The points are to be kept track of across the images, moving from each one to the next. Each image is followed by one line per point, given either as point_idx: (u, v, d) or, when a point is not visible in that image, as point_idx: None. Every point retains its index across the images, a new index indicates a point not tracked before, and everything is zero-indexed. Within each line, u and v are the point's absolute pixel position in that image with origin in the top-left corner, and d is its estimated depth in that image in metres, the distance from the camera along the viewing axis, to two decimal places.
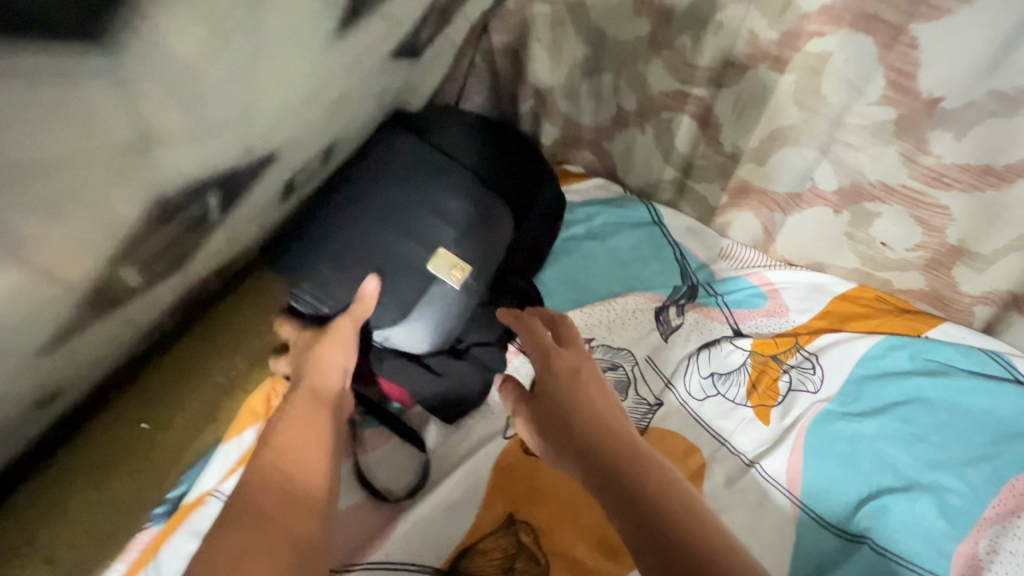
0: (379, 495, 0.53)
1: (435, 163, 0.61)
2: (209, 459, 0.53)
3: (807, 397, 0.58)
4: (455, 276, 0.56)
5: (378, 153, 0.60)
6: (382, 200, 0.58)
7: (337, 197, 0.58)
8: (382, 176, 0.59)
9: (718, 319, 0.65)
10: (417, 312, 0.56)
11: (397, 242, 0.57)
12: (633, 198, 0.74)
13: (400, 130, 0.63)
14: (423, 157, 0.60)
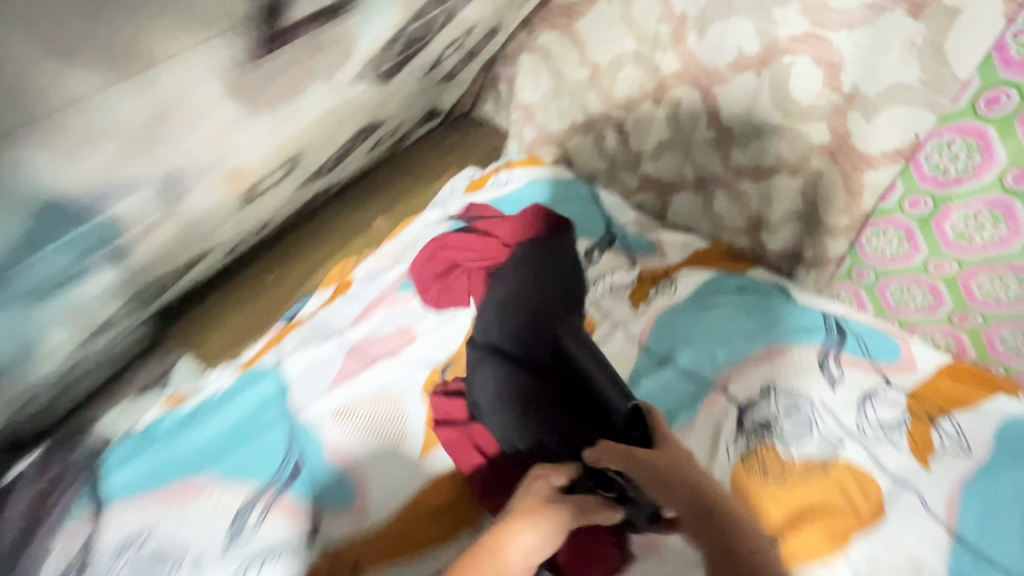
0: (405, 326, 0.92)
1: (534, 270, 0.94)
2: (309, 297, 0.95)
3: (663, 299, 0.97)
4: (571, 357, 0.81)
5: (505, 270, 0.94)
6: (501, 305, 0.90)
7: (486, 308, 0.90)
8: (507, 289, 0.92)
9: (623, 260, 1.03)
10: (521, 376, 0.82)
11: (516, 327, 0.87)
12: (582, 181, 1.12)
13: (499, 233, 0.99)
14: (526, 273, 0.93)
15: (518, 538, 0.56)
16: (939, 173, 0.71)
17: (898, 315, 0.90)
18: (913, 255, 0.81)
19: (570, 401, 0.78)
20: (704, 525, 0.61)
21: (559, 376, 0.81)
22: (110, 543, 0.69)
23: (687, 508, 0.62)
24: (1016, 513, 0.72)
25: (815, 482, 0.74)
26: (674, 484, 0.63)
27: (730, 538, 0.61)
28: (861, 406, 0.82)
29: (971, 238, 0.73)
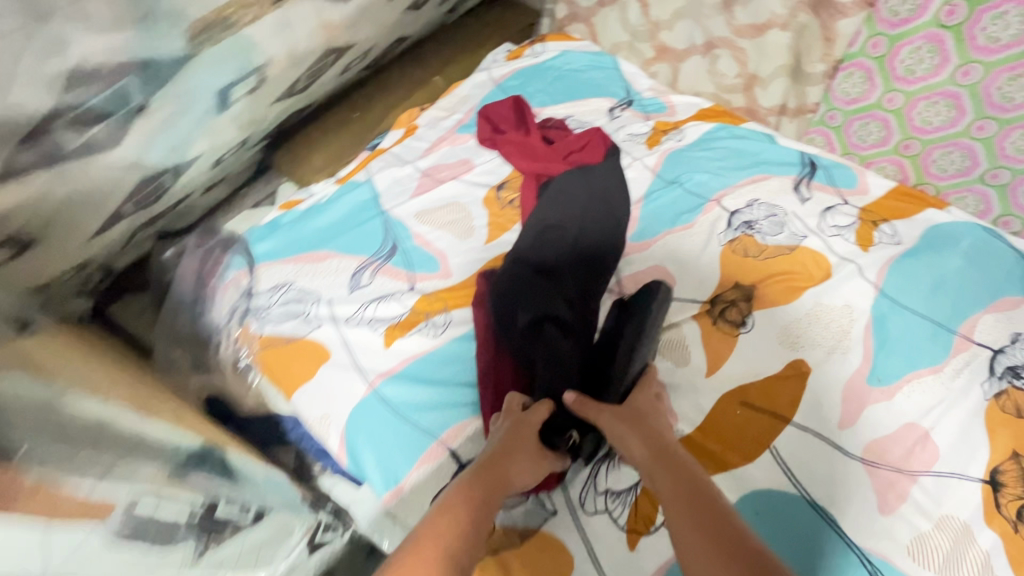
0: (464, 157, 1.13)
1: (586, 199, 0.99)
2: (386, 134, 1.17)
3: (673, 143, 1.18)
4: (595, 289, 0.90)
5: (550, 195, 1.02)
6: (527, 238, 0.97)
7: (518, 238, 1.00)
8: (542, 219, 0.98)
9: (639, 117, 1.23)
10: (518, 313, 0.87)
11: (531, 262, 0.92)
12: (606, 54, 1.33)
13: (555, 159, 1.08)
14: (561, 206, 0.99)
15: (515, 467, 0.63)
16: (892, 15, 0.95)
17: (857, 153, 1.13)
18: (870, 94, 1.04)
19: (556, 350, 0.84)
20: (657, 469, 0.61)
21: (551, 326, 0.85)
22: (265, 286, 0.93)
23: (645, 453, 0.64)
24: (927, 278, 0.96)
25: (781, 255, 0.99)
26: (640, 436, 0.67)
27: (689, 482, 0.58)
28: (823, 213, 1.06)
29: (914, 70, 0.97)
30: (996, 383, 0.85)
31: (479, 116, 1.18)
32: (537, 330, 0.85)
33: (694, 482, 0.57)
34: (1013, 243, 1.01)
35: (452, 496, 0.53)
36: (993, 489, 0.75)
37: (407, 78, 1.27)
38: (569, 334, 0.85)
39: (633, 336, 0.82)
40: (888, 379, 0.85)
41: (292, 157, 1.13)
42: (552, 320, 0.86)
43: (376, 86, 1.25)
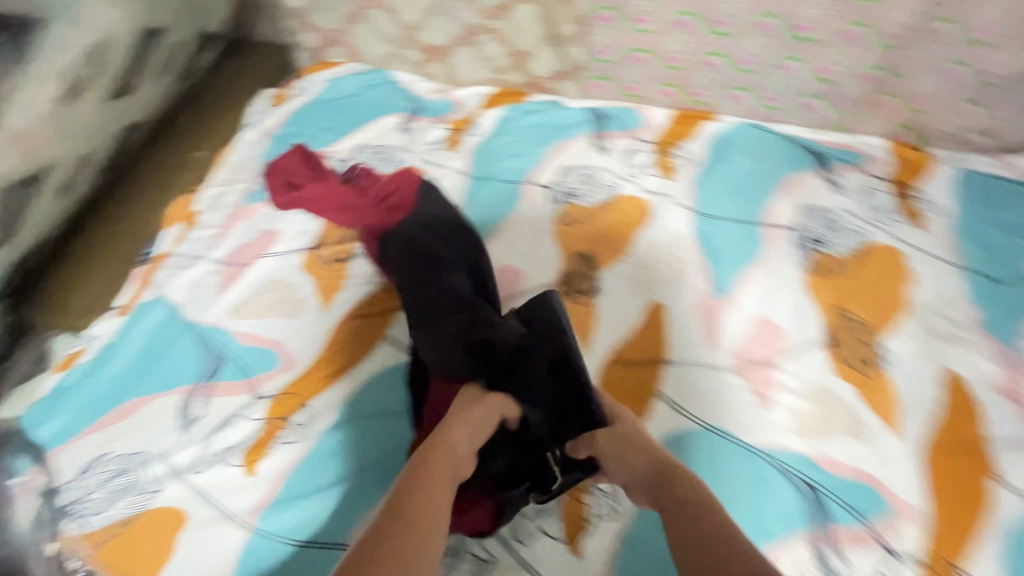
0: (265, 229, 1.01)
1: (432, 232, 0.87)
2: (163, 236, 1.01)
3: (473, 137, 1.17)
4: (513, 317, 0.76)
5: (391, 247, 0.87)
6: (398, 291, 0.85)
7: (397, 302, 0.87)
8: (400, 272, 0.84)
9: (433, 123, 1.20)
10: (473, 367, 0.72)
11: (434, 303, 0.78)
12: (376, 69, 1.27)
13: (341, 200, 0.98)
14: (428, 235, 0.86)
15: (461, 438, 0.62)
16: None
17: (634, 93, 1.21)
18: (622, 41, 1.11)
19: (532, 368, 0.70)
20: (664, 493, 0.59)
21: (517, 354, 0.71)
22: (72, 472, 0.76)
23: (647, 471, 0.61)
24: (724, 184, 1.07)
25: (606, 213, 1.03)
26: (637, 459, 0.63)
27: (694, 518, 0.54)
28: (627, 158, 1.12)
29: (647, 10, 1.05)
30: (802, 254, 0.97)
31: (269, 176, 1.06)
32: (506, 365, 0.71)
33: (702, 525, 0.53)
34: (775, 130, 1.15)
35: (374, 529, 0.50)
36: (835, 348, 0.88)
37: (164, 166, 1.13)
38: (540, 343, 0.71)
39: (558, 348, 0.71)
40: (727, 287, 0.94)
41: (57, 305, 0.96)
42: (522, 342, 0.71)
43: (133, 190, 1.09)
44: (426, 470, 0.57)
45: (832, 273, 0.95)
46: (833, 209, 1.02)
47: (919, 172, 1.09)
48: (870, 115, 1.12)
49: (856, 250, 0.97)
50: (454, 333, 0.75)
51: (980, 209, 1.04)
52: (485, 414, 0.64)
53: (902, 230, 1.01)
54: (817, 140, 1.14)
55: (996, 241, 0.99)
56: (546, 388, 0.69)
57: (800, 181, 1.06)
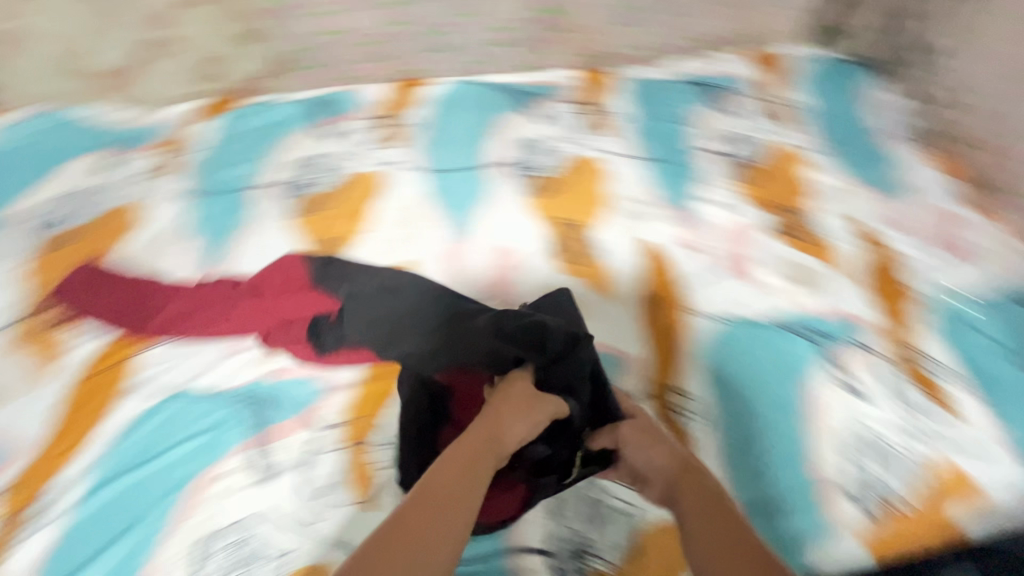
0: None
1: (378, 286, 0.89)
2: None
3: (184, 152, 1.11)
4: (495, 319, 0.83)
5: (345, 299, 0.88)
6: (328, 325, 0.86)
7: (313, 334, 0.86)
8: (390, 306, 0.87)
9: (132, 151, 1.11)
10: (488, 369, 0.79)
11: (399, 327, 0.85)
12: (55, 105, 1.16)
13: (190, 301, 0.90)
14: (379, 289, 0.89)
15: (509, 430, 0.70)
16: None
17: (341, 74, 1.25)
18: (299, 20, 1.17)
19: (580, 363, 0.76)
20: (682, 486, 0.72)
21: (571, 343, 0.76)
22: None
23: (671, 462, 0.74)
24: (440, 141, 1.15)
25: (341, 196, 1.06)
26: (665, 450, 0.75)
27: (713, 522, 0.68)
28: (348, 138, 1.15)
29: None
30: (516, 181, 1.10)
31: (77, 276, 0.92)
32: (561, 355, 0.75)
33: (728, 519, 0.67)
34: (480, 82, 1.26)
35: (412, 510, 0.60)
36: (558, 253, 1.02)
37: None
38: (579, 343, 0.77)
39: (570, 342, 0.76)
40: (459, 230, 1.03)
41: None
42: (573, 336, 0.77)
43: None
44: (472, 450, 0.67)
45: (542, 189, 1.09)
46: (535, 138, 1.17)
47: (601, 88, 1.28)
48: (548, 49, 1.29)
49: (558, 167, 1.12)
50: (462, 348, 0.82)
51: (650, 106, 1.25)
52: (535, 414, 0.71)
53: (596, 140, 1.18)
54: (521, 82, 1.27)
55: (662, 130, 1.21)
56: (587, 385, 0.76)
57: (507, 122, 1.18)
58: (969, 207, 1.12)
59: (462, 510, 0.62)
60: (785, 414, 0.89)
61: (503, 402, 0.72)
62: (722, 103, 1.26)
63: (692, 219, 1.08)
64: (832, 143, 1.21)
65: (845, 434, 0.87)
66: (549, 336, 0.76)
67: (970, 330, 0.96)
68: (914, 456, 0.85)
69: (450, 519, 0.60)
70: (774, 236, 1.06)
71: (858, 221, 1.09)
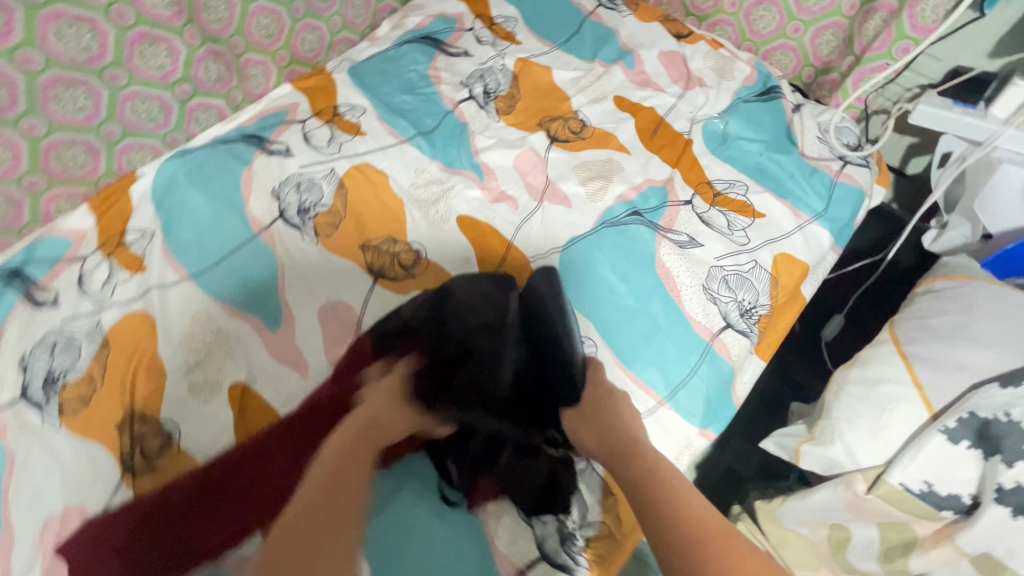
0: None
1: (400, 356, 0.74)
2: None
3: None
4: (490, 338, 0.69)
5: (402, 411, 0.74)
6: (386, 402, 0.74)
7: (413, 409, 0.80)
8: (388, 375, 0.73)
9: None
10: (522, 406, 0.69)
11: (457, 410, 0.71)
12: None
13: (289, 451, 0.73)
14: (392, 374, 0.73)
15: (386, 419, 0.66)
16: None
17: (26, 224, 0.94)
18: None
19: (477, 355, 0.68)
20: (616, 466, 0.61)
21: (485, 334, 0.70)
22: None
23: (601, 447, 0.63)
24: (194, 231, 0.95)
25: (108, 361, 0.82)
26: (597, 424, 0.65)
27: (653, 491, 0.56)
28: (83, 286, 0.89)
29: None
30: (308, 228, 0.96)
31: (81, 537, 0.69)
32: (459, 351, 0.69)
33: (658, 475, 0.58)
34: (199, 142, 1.06)
35: (280, 534, 0.57)
36: (384, 277, 0.91)
37: None
38: (486, 326, 0.70)
39: (470, 333, 0.70)
40: (278, 313, 0.88)
41: None
42: (478, 326, 0.70)
43: None
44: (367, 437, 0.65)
45: (337, 222, 0.97)
46: (298, 172, 1.02)
47: (327, 90, 1.16)
48: (254, 78, 1.13)
49: (338, 188, 1.00)
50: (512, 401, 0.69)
51: (382, 85, 1.16)
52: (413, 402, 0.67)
53: (353, 144, 1.07)
54: (238, 126, 1.09)
55: (409, 103, 1.14)
56: (498, 382, 0.67)
57: (254, 171, 1.02)
58: (682, 39, 1.24)
59: (341, 520, 0.58)
60: (658, 296, 0.91)
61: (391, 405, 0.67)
62: (447, 47, 1.22)
63: (484, 172, 1.05)
64: (544, 36, 1.26)
65: (710, 280, 0.93)
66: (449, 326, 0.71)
67: (737, 140, 1.09)
68: (765, 265, 0.96)
69: (338, 530, 0.57)
70: (556, 147, 1.08)
71: (614, 96, 1.16)
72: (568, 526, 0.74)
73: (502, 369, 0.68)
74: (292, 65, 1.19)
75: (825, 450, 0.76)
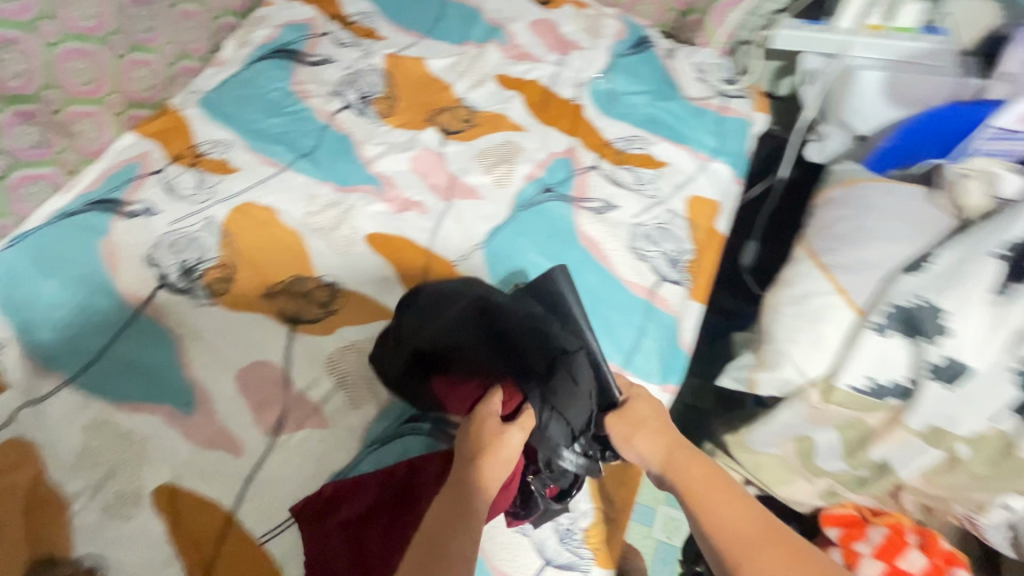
0: None
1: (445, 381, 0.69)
2: None
3: None
4: (548, 359, 0.65)
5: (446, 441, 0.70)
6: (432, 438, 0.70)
7: (360, 457, 0.75)
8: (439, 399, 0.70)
9: None
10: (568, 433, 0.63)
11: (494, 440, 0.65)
12: None
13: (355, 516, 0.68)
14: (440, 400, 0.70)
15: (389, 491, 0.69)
16: None
17: None
18: None
19: (537, 379, 0.63)
20: (681, 477, 0.60)
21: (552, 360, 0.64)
22: None
23: (658, 456, 0.62)
24: (59, 327, 0.80)
25: None
26: (649, 430, 0.64)
27: (726, 507, 0.57)
28: None
29: None
30: (199, 290, 0.84)
31: None
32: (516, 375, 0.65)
33: (727, 489, 0.59)
34: (35, 223, 0.90)
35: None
36: (301, 323, 0.82)
37: None
38: (550, 348, 0.65)
39: (525, 355, 0.65)
40: (189, 392, 0.77)
41: None
42: (531, 348, 0.65)
43: None
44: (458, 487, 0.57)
45: (232, 275, 0.86)
46: (171, 230, 0.89)
47: (179, 130, 1.02)
48: (87, 134, 0.97)
49: (224, 237, 0.89)
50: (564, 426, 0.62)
51: (244, 111, 1.04)
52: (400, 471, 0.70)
53: (227, 185, 0.95)
54: (81, 193, 0.93)
55: (278, 125, 1.03)
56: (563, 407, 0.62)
57: (116, 240, 0.88)
58: (547, 6, 1.23)
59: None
60: (591, 268, 0.90)
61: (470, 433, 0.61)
62: (306, 56, 1.12)
63: (383, 183, 0.98)
64: (408, 27, 1.19)
65: (634, 238, 0.93)
66: (498, 347, 0.66)
67: (624, 97, 1.10)
68: (680, 212, 0.97)
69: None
70: (451, 140, 1.03)
71: (496, 76, 1.12)
72: (562, 523, 0.73)
73: (566, 396, 0.63)
74: (129, 109, 1.04)
75: (776, 372, 0.80)
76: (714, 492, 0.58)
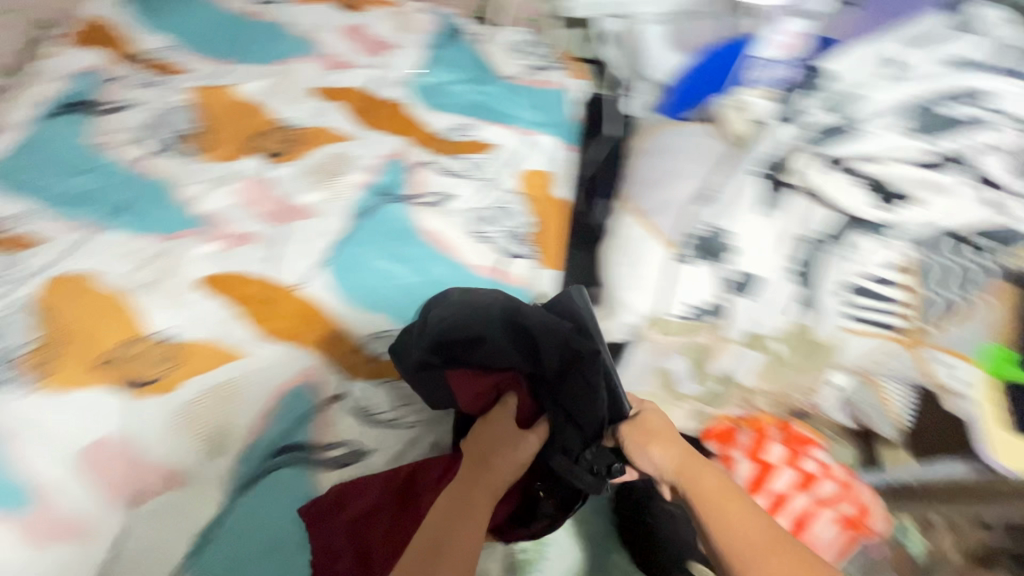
0: None
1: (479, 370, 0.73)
2: None
3: None
4: (585, 360, 0.67)
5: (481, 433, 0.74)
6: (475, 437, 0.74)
7: (228, 507, 0.74)
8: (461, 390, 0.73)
9: None
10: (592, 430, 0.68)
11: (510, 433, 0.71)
12: None
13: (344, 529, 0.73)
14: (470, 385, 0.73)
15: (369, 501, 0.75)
16: None
17: None
18: None
19: (575, 377, 0.68)
20: (694, 487, 0.63)
21: (572, 360, 0.68)
22: None
23: (673, 469, 0.65)
24: None
25: None
26: (663, 442, 0.66)
27: (739, 520, 0.59)
28: None
29: None
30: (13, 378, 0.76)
31: None
32: (554, 367, 0.69)
33: (741, 500, 0.61)
34: None
35: None
36: (142, 385, 0.77)
37: None
38: (588, 352, 0.67)
39: (558, 353, 0.68)
40: (20, 489, 0.69)
41: None
42: (565, 347, 0.68)
43: None
44: (471, 481, 0.69)
45: (52, 352, 0.78)
46: None
47: None
48: None
49: (34, 315, 0.81)
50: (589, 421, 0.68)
51: (36, 176, 0.96)
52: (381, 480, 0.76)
53: (30, 259, 0.87)
54: None
55: (81, 184, 0.95)
56: (597, 410, 0.67)
57: None
58: (352, 11, 1.22)
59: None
60: (438, 262, 0.92)
61: (490, 424, 0.73)
62: (101, 105, 1.04)
63: (208, 222, 0.93)
64: (211, 56, 1.14)
65: (472, 223, 0.96)
66: (532, 338, 0.70)
67: (445, 87, 1.12)
68: (514, 190, 1.01)
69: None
70: (276, 163, 1.00)
71: (312, 89, 1.10)
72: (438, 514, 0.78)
73: (600, 397, 0.66)
74: None
75: (618, 318, 0.86)
76: (728, 507, 0.60)
